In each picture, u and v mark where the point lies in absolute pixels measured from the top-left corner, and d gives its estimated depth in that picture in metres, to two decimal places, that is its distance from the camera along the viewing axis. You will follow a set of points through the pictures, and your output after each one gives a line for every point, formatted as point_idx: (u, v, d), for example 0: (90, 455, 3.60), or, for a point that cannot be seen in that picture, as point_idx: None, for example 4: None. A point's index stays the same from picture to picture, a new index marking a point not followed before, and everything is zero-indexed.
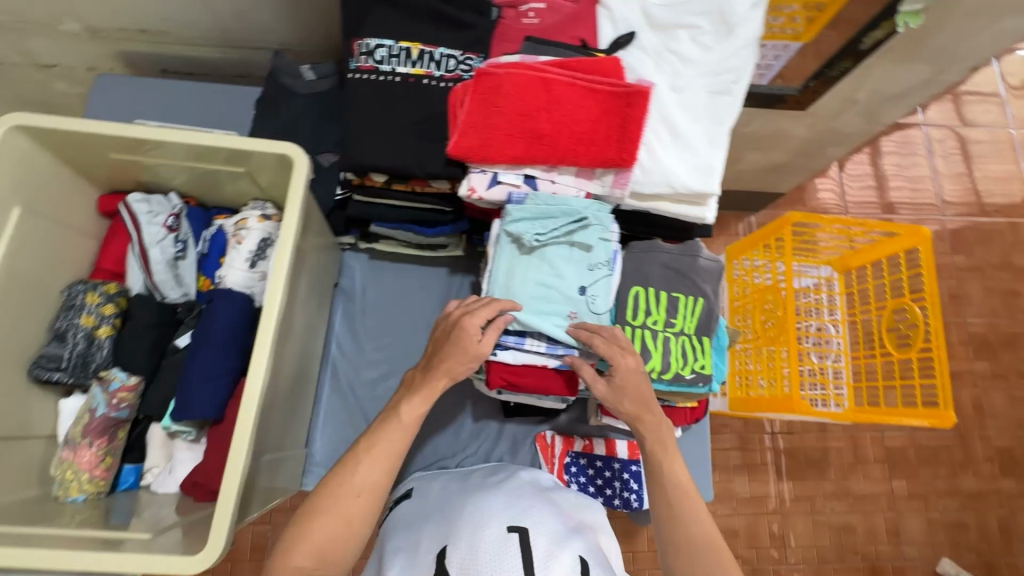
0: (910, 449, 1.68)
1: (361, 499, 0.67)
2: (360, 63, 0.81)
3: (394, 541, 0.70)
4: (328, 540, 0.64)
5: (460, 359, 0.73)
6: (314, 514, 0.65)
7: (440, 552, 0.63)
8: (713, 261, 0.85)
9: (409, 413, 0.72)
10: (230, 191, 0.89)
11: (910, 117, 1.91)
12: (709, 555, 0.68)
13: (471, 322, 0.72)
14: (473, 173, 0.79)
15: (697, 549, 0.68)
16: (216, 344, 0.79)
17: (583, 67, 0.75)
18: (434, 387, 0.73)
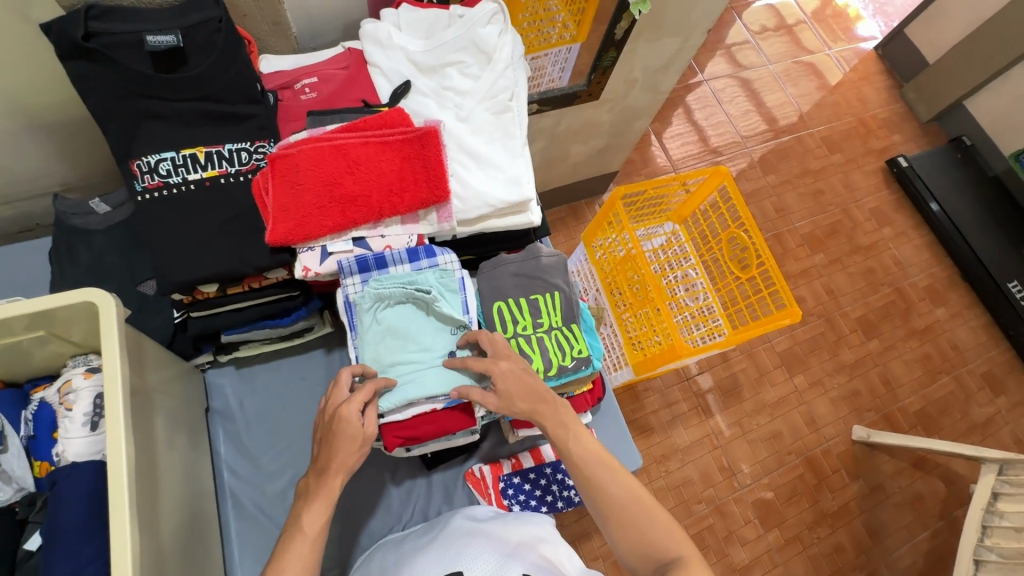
0: (795, 347, 1.92)
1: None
2: (146, 182, 0.78)
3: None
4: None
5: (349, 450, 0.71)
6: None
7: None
8: (555, 256, 0.91)
9: (312, 523, 0.67)
10: (40, 358, 0.80)
11: (692, 78, 2.22)
12: (635, 506, 0.72)
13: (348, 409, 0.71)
14: (302, 253, 0.78)
15: (623, 506, 0.72)
16: (73, 531, 0.70)
17: (370, 125, 0.78)
18: (330, 487, 0.70)
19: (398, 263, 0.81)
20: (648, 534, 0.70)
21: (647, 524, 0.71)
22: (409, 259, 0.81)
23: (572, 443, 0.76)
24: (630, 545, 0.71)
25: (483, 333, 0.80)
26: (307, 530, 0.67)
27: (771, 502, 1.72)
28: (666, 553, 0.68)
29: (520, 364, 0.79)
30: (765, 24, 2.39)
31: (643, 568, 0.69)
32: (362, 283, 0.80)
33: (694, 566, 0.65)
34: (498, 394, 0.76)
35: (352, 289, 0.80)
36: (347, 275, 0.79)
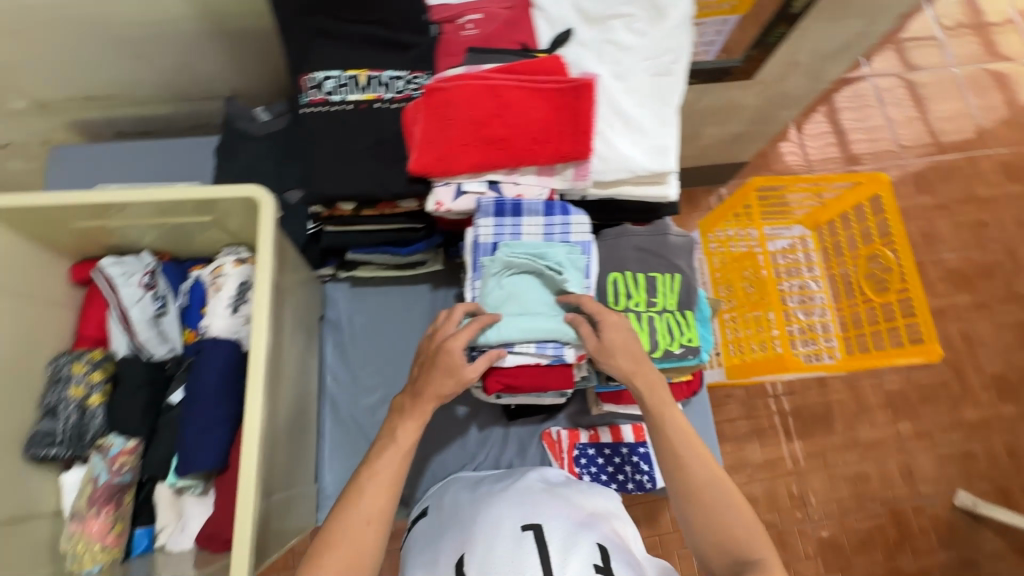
0: (909, 390, 1.72)
1: (371, 527, 0.67)
2: (311, 97, 0.82)
3: (416, 558, 0.71)
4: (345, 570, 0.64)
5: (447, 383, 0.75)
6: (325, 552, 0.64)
7: (459, 563, 0.63)
8: (683, 237, 0.87)
9: (405, 437, 0.74)
10: (200, 241, 0.90)
11: (855, 71, 1.97)
12: (718, 492, 0.70)
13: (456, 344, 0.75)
14: (438, 186, 0.80)
15: (707, 489, 0.70)
16: (209, 396, 0.80)
17: (527, 70, 0.77)
18: (425, 411, 0.75)
19: (533, 214, 0.81)
20: (728, 524, 0.68)
21: (729, 512, 0.68)
22: (544, 212, 0.81)
23: (662, 413, 0.75)
24: (705, 529, 0.69)
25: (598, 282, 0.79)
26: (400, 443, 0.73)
27: (840, 545, 1.59)
28: (749, 553, 0.65)
29: (626, 325, 0.78)
30: (958, 20, 2.05)
31: (719, 560, 0.67)
32: (494, 227, 0.80)
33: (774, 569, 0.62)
34: (601, 342, 0.76)
35: (484, 231, 0.80)
36: (482, 215, 0.80)
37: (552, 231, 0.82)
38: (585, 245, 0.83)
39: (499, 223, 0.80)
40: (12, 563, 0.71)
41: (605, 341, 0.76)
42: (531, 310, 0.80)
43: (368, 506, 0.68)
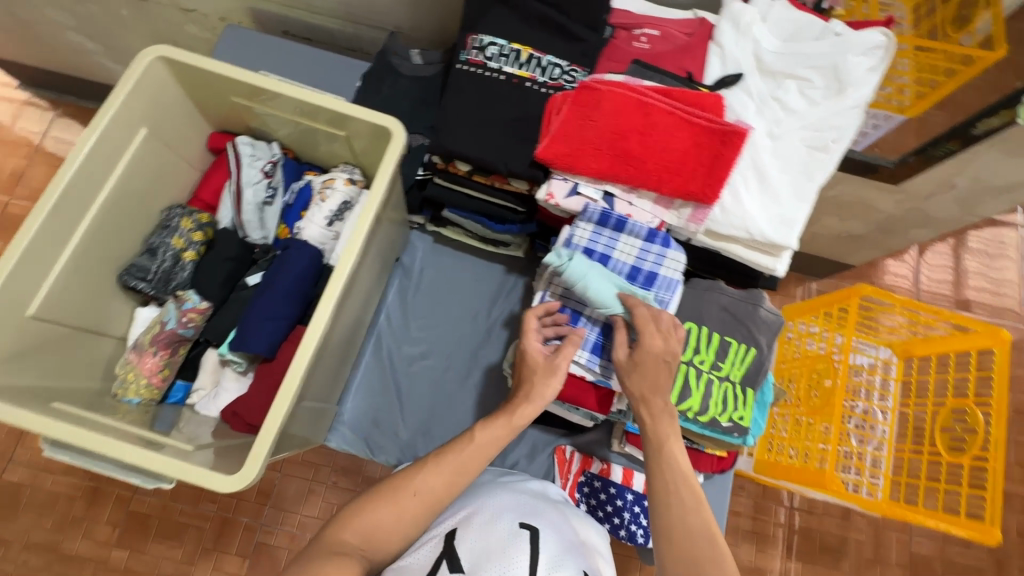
0: (938, 563, 1.56)
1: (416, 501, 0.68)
2: (470, 57, 0.85)
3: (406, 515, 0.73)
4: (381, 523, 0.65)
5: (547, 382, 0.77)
6: (371, 500, 0.67)
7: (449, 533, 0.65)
8: (774, 316, 0.83)
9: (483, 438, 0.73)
10: (323, 151, 0.95)
11: (1007, 216, 1.80)
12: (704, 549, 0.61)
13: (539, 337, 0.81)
14: (555, 179, 0.81)
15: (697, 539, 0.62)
16: (279, 291, 0.85)
17: (685, 99, 0.76)
18: (521, 414, 0.76)
19: (633, 234, 0.79)
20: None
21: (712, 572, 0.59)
22: (644, 237, 0.79)
23: (665, 448, 0.69)
24: None
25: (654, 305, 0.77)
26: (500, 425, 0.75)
27: None
28: None
29: (671, 352, 0.74)
30: None
31: None
32: (591, 233, 0.80)
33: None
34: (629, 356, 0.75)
35: (580, 232, 0.80)
36: (584, 219, 0.80)
37: (645, 258, 0.80)
38: (671, 282, 0.80)
39: (596, 232, 0.80)
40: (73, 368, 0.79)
41: (637, 355, 0.74)
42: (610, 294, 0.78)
43: (419, 482, 0.69)
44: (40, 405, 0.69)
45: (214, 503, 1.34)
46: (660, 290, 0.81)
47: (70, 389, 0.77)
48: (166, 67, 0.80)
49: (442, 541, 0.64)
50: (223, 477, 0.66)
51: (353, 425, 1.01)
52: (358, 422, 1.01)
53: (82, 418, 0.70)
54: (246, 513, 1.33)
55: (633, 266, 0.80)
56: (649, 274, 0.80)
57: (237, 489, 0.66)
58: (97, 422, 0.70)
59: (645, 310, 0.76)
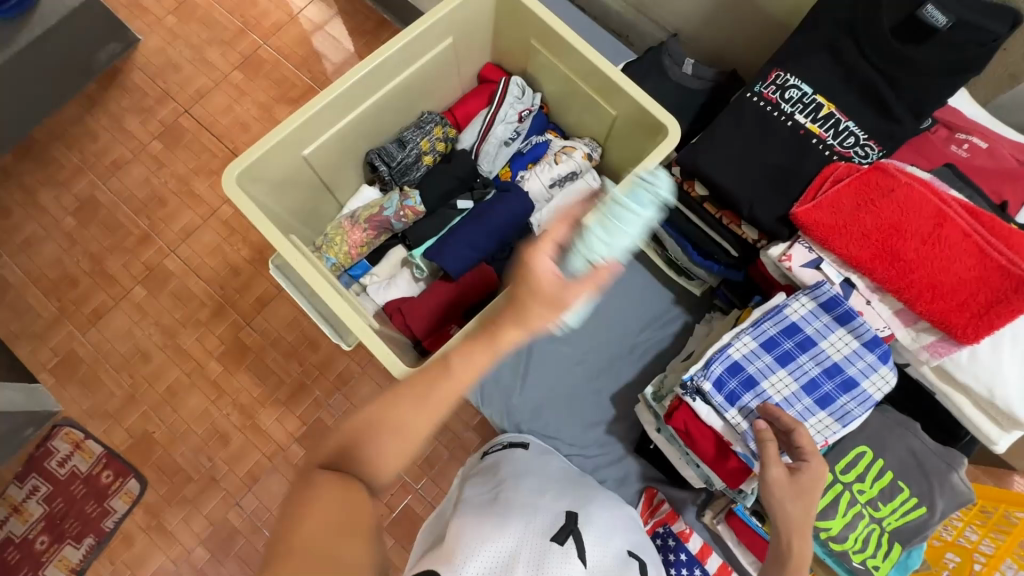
0: None
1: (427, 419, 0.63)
2: (766, 90, 0.81)
3: (528, 477, 0.87)
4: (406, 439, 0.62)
5: (542, 311, 0.65)
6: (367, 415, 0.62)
7: (573, 514, 0.79)
8: (963, 489, 0.73)
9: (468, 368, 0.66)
10: (574, 118, 0.98)
11: None
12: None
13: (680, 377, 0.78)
14: (798, 244, 0.76)
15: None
16: (487, 226, 0.89)
17: (991, 226, 0.68)
18: None
19: (853, 332, 0.74)
20: None
21: None
22: (864, 341, 0.73)
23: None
24: None
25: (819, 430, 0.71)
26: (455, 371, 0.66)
27: None
28: None
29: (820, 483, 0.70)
30: None
31: None
32: (808, 311, 0.76)
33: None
34: (791, 476, 0.68)
35: (796, 306, 0.76)
36: (810, 294, 0.75)
37: (852, 362, 0.74)
38: (867, 399, 0.74)
39: (813, 313, 0.75)
40: None
41: (798, 478, 0.68)
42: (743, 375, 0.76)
43: (421, 411, 0.63)
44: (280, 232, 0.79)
45: None
46: (851, 400, 0.74)
47: None
48: None
49: (566, 520, 0.77)
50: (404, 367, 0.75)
51: None
52: (480, 369, 1.05)
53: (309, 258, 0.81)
54: None
55: (835, 363, 0.75)
56: (848, 380, 0.74)
57: (415, 381, 0.75)
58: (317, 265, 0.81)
59: (805, 434, 0.70)
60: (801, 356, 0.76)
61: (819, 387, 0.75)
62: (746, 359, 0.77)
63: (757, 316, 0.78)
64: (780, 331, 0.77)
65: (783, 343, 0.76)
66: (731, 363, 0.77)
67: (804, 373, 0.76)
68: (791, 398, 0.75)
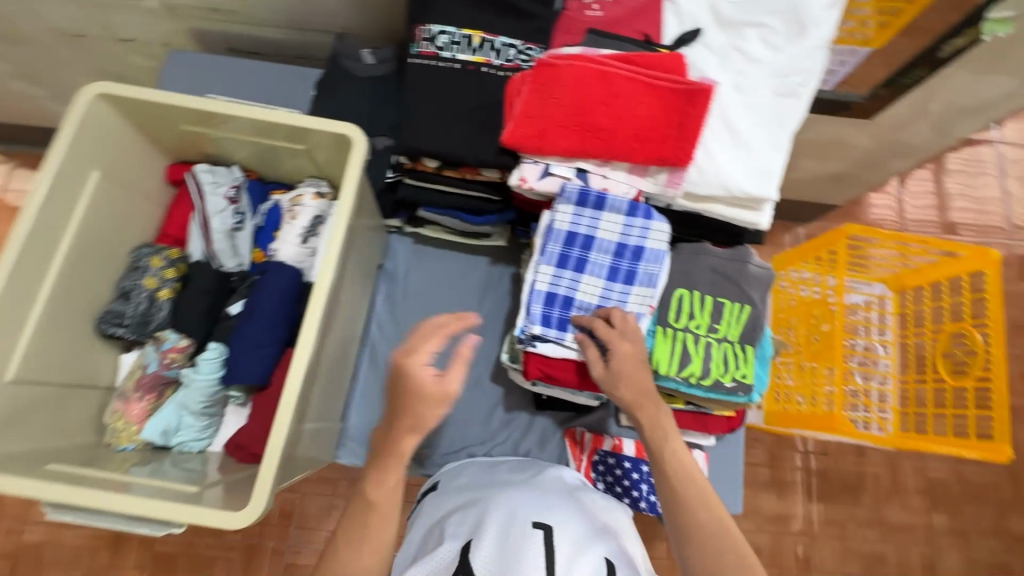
0: (954, 484, 1.60)
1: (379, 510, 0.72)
2: (421, 49, 0.82)
3: (434, 526, 0.74)
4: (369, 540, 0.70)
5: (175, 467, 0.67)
6: None
7: (465, 546, 0.65)
8: (763, 270, 0.83)
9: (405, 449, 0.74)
10: (288, 168, 0.93)
11: (982, 133, 1.80)
12: (721, 539, 0.64)
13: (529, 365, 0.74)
14: (524, 163, 0.79)
15: (706, 526, 0.65)
16: (265, 316, 0.82)
17: (645, 62, 0.74)
18: None
19: (615, 211, 0.78)
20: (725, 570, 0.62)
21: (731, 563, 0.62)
22: (626, 212, 0.78)
23: (667, 445, 0.71)
24: None
25: (616, 310, 0.77)
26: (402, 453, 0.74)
27: None
28: None
29: (642, 353, 0.75)
30: None
31: None
32: (572, 215, 0.79)
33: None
34: (607, 368, 0.74)
35: (561, 216, 0.79)
36: (564, 201, 0.78)
37: (630, 232, 0.79)
38: (659, 254, 0.79)
39: (577, 214, 0.79)
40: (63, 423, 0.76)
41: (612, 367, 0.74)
42: (560, 302, 0.80)
43: None
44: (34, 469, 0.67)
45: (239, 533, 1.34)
46: (649, 263, 0.79)
47: (62, 447, 0.75)
48: (108, 106, 0.77)
49: (460, 555, 0.65)
50: (229, 515, 0.65)
51: (360, 440, 1.01)
52: (365, 433, 1.01)
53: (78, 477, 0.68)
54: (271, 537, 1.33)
55: (618, 242, 0.79)
56: (636, 249, 0.79)
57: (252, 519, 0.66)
58: (96, 479, 0.69)
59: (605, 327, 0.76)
60: (591, 254, 0.80)
61: (619, 267, 0.80)
62: (554, 285, 0.80)
63: (539, 241, 0.80)
64: (562, 245, 0.80)
65: (571, 254, 0.80)
66: (544, 295, 0.80)
67: (603, 265, 0.80)
68: (606, 292, 0.80)
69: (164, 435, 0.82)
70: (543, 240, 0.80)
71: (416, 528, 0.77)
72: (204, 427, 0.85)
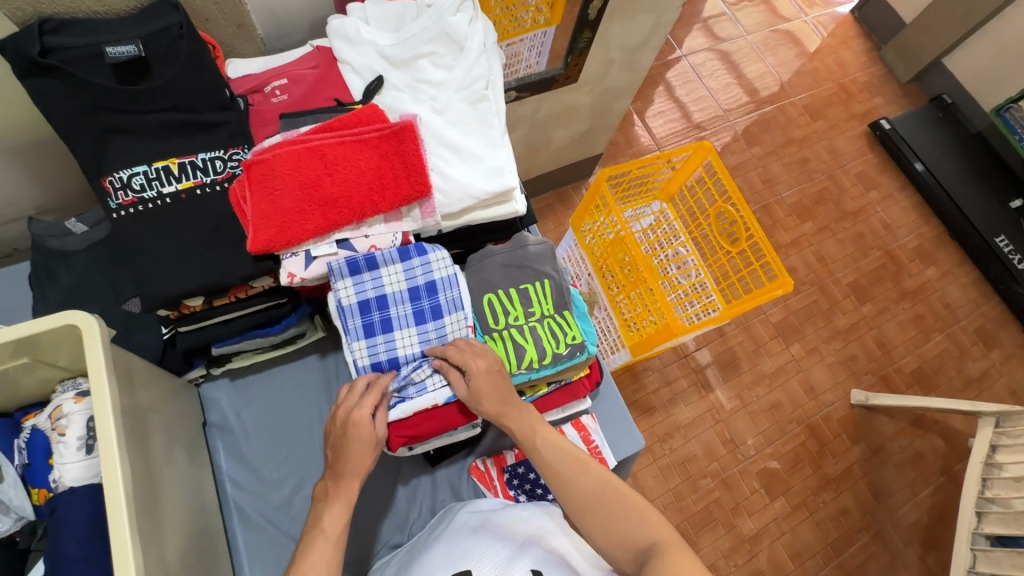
0: (790, 317, 1.93)
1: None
2: (120, 199, 0.77)
3: None
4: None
5: None
6: None
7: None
8: (541, 245, 0.92)
9: (332, 523, 0.70)
10: (30, 385, 0.79)
11: (669, 54, 2.20)
12: (609, 495, 0.69)
13: (362, 414, 0.74)
14: (286, 259, 0.77)
15: (592, 492, 0.70)
16: (76, 558, 0.69)
17: (344, 124, 0.77)
18: (349, 490, 0.73)
19: (390, 263, 0.81)
20: (622, 524, 0.67)
21: (624, 515, 0.67)
22: (400, 259, 0.81)
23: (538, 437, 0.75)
24: (603, 539, 0.68)
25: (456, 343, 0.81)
26: (328, 529, 0.70)
27: (776, 472, 1.74)
28: (643, 540, 0.65)
29: (494, 363, 0.79)
30: None
31: (623, 558, 0.66)
32: (354, 287, 0.79)
33: (673, 550, 0.62)
34: (468, 389, 0.77)
35: (344, 292, 0.79)
36: (337, 278, 0.78)
37: (413, 274, 0.82)
38: (450, 279, 0.85)
39: (358, 282, 0.79)
40: None
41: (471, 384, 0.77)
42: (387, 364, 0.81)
43: None
44: None
45: None
46: (446, 291, 0.84)
47: None
48: None
49: None
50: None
51: None
52: None
53: None
54: None
55: (408, 287, 0.82)
56: (428, 284, 0.83)
57: None
58: None
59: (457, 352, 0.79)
60: (391, 310, 0.82)
61: (423, 308, 0.84)
62: (373, 355, 0.81)
63: (339, 323, 0.81)
64: (361, 316, 0.81)
65: (373, 319, 0.81)
66: (371, 366, 0.82)
67: (406, 314, 0.83)
68: (423, 333, 0.83)
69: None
70: (342, 320, 0.81)
71: None
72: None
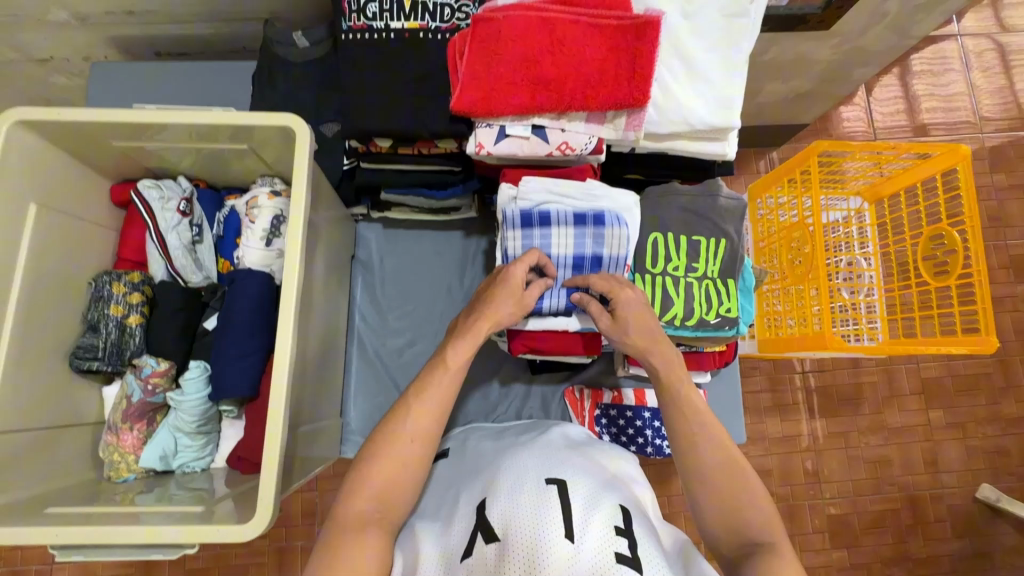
0: (948, 380, 1.65)
1: (416, 469, 0.67)
2: (352, 22, 0.78)
3: (456, 488, 0.70)
4: (383, 515, 0.63)
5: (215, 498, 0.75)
6: None
7: (480, 507, 0.63)
8: (735, 200, 0.83)
9: (455, 358, 0.72)
10: (238, 170, 0.89)
11: (943, 29, 1.77)
12: (736, 476, 0.66)
13: (519, 268, 0.75)
14: (479, 128, 0.75)
15: (718, 472, 0.67)
16: (241, 325, 0.80)
17: (585, 3, 0.71)
18: (479, 330, 0.73)
19: (563, 224, 0.78)
20: (739, 511, 0.64)
21: (743, 503, 0.65)
22: (574, 224, 0.78)
23: (680, 392, 0.71)
24: (714, 516, 0.66)
25: (612, 275, 0.78)
26: (451, 365, 0.72)
27: (850, 523, 1.58)
28: (756, 537, 0.63)
29: (642, 300, 0.76)
30: None
31: (728, 543, 0.64)
32: (521, 239, 0.78)
33: (785, 555, 0.60)
34: (613, 318, 0.74)
35: (511, 242, 0.78)
36: (508, 227, 0.78)
37: (583, 244, 0.78)
38: (619, 258, 0.79)
39: (529, 225, 0.78)
40: (59, 466, 0.75)
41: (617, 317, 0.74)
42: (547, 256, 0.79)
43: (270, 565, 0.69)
44: (33, 516, 0.65)
45: (266, 537, 1.36)
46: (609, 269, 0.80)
47: (64, 488, 0.74)
48: (31, 131, 0.72)
49: (476, 519, 0.61)
50: (239, 528, 0.64)
51: (362, 432, 1.00)
52: (365, 425, 1.00)
53: (85, 516, 0.67)
54: (299, 536, 1.36)
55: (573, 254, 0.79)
56: (594, 257, 0.79)
57: (258, 533, 0.65)
58: (104, 513, 0.68)
59: (598, 279, 0.76)
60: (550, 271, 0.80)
61: (584, 255, 0.79)
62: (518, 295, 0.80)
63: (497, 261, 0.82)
64: None
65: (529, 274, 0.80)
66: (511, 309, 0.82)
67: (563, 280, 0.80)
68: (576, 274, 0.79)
69: (163, 460, 0.81)
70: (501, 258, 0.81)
71: (432, 492, 0.74)
72: (203, 446, 0.84)
